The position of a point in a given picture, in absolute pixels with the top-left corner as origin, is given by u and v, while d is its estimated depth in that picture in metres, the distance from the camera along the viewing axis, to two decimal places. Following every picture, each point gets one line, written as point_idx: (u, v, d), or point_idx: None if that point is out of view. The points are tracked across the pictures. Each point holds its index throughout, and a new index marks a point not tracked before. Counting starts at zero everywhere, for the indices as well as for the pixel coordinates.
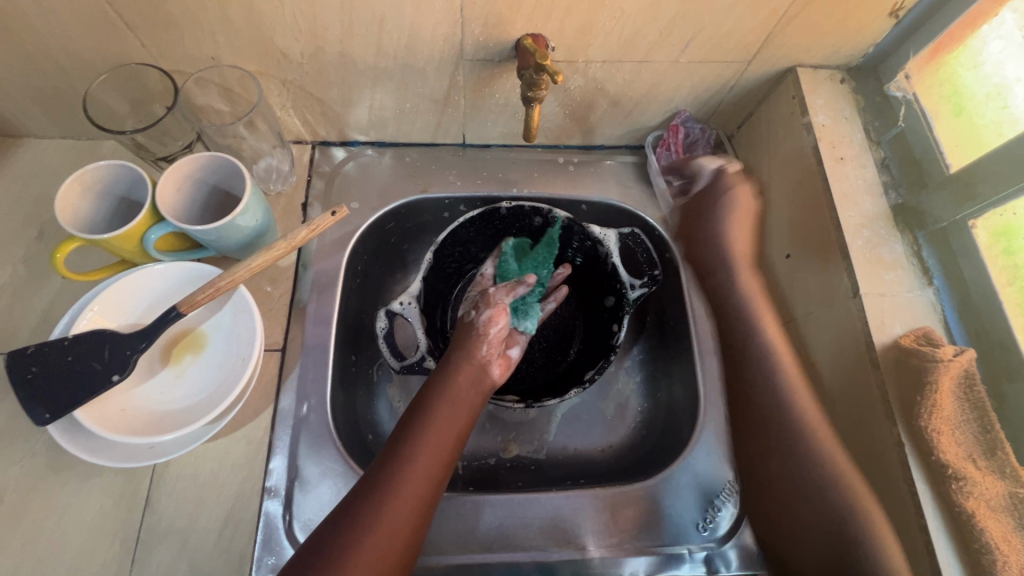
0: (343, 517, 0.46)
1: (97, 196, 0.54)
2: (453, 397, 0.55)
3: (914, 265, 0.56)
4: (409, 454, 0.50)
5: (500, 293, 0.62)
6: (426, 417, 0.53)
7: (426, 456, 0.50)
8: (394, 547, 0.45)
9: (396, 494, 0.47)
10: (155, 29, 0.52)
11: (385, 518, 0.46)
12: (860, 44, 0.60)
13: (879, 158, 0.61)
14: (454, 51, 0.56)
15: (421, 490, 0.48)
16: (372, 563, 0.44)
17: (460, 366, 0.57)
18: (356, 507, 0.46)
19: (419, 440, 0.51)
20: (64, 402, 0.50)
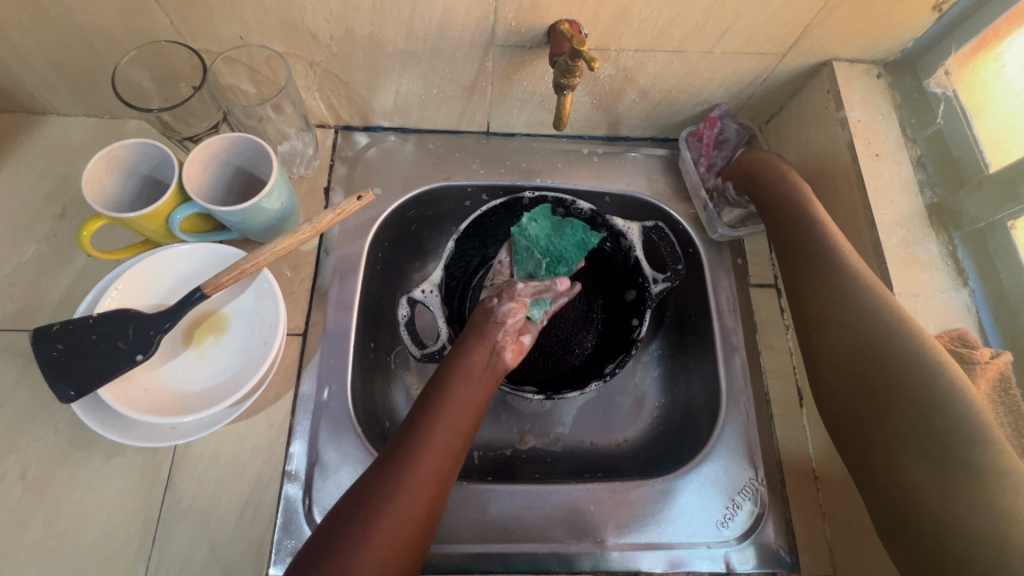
0: (364, 490, 0.46)
1: (123, 174, 0.54)
2: (467, 378, 0.54)
3: (949, 266, 0.55)
4: (425, 433, 0.49)
5: (525, 291, 0.60)
6: (439, 396, 0.52)
7: (441, 434, 0.50)
8: (412, 527, 0.45)
9: (413, 473, 0.47)
10: (184, 6, 0.51)
11: (404, 497, 0.46)
12: (900, 38, 0.59)
13: (916, 156, 0.59)
14: (485, 35, 0.55)
15: (438, 469, 0.48)
16: (396, 531, 0.44)
17: (476, 347, 0.56)
18: (375, 486, 0.46)
19: (434, 419, 0.51)
20: (89, 381, 0.50)
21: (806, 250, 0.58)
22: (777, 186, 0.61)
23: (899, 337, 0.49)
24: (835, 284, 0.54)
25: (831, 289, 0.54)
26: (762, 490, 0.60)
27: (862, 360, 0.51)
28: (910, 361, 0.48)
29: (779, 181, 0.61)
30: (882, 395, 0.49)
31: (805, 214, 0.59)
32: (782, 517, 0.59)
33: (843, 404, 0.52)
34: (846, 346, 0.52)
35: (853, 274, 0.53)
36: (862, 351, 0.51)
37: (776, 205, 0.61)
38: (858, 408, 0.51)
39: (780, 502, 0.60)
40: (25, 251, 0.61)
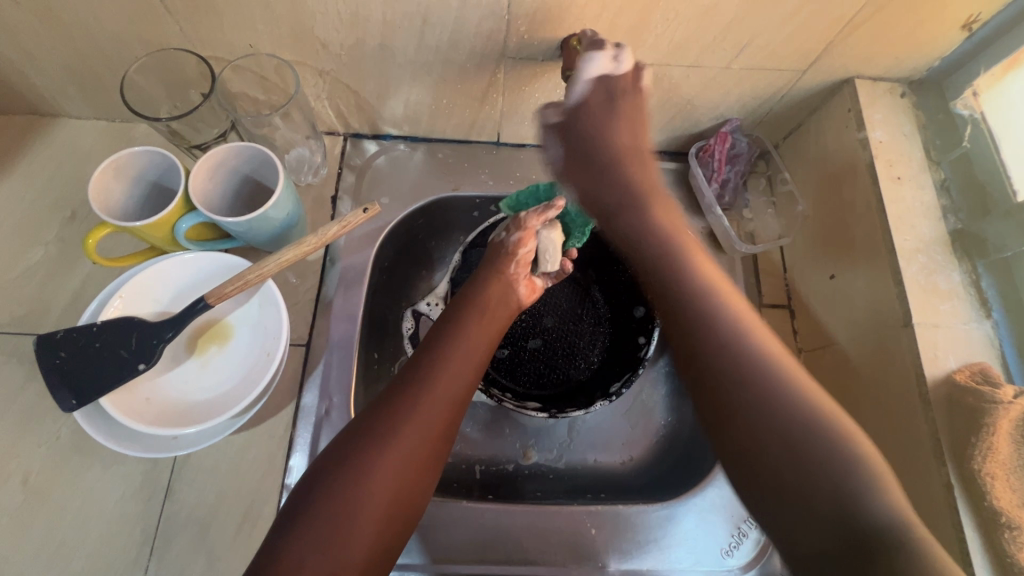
0: (391, 394, 0.47)
1: (131, 181, 0.54)
2: (485, 308, 0.55)
3: (972, 296, 0.53)
4: (443, 357, 0.49)
5: (531, 219, 0.59)
6: (459, 323, 0.53)
7: (458, 358, 0.50)
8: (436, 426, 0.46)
9: (435, 383, 0.47)
10: (195, 14, 0.50)
11: (421, 415, 0.45)
12: (926, 57, 0.57)
13: (939, 180, 0.58)
14: (496, 47, 0.54)
15: (461, 381, 0.49)
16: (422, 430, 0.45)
17: (490, 279, 0.57)
18: (402, 390, 0.47)
19: (451, 344, 0.51)
20: (90, 390, 0.50)
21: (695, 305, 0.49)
22: (648, 229, 0.55)
23: (779, 402, 0.43)
24: (732, 365, 0.46)
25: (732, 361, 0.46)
26: None
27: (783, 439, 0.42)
28: (829, 449, 0.41)
29: (646, 222, 0.56)
30: (813, 498, 0.40)
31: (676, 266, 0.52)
32: None
33: (772, 495, 0.42)
34: (747, 425, 0.44)
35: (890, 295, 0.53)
36: (788, 425, 0.42)
37: (648, 241, 0.55)
38: (800, 514, 0.41)
39: None
40: (33, 255, 0.61)
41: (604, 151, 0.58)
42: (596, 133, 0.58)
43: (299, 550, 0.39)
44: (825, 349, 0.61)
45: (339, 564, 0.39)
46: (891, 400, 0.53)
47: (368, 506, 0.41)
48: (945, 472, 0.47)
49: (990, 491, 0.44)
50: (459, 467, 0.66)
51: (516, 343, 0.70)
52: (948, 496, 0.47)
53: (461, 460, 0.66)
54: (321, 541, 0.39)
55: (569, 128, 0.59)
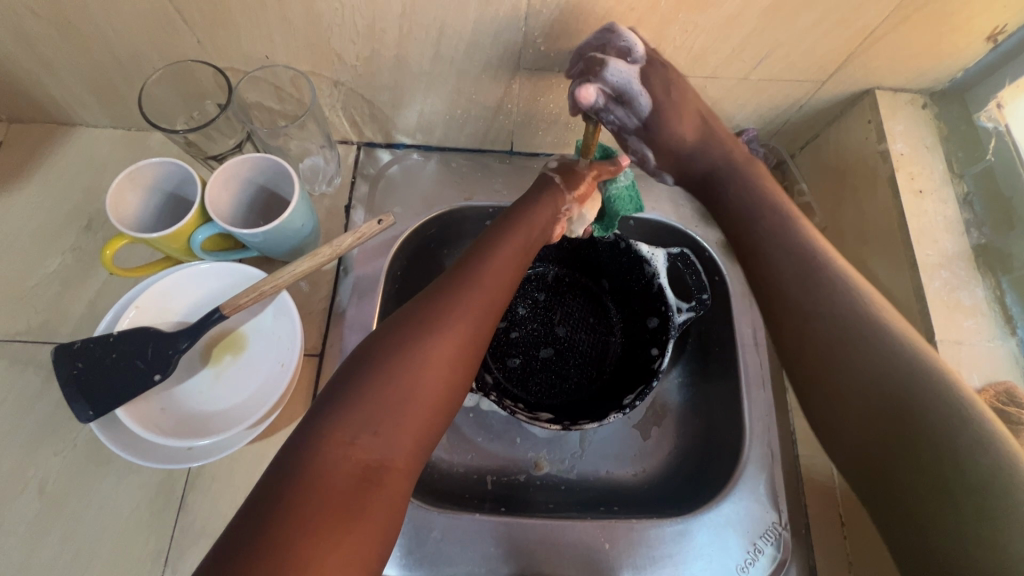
0: (447, 280, 0.47)
1: (148, 193, 0.54)
2: (535, 220, 0.55)
3: (996, 312, 0.52)
4: (490, 261, 0.49)
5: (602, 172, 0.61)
6: (507, 230, 0.53)
7: (505, 262, 0.50)
8: (493, 309, 0.47)
9: (488, 271, 0.48)
10: (212, 26, 0.51)
11: (472, 311, 0.45)
12: (949, 68, 0.56)
13: (962, 194, 0.57)
14: (512, 58, 0.54)
15: (510, 273, 0.50)
16: (481, 310, 0.46)
17: (546, 202, 0.56)
18: (458, 277, 0.47)
19: (498, 250, 0.50)
20: (107, 401, 0.50)
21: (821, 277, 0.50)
22: (746, 187, 0.59)
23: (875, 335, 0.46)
24: (844, 317, 0.47)
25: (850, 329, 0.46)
26: (788, 536, 0.57)
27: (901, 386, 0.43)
28: (926, 391, 0.42)
29: (739, 185, 0.59)
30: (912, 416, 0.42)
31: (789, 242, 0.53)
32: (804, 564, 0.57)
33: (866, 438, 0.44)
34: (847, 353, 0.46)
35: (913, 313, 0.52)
36: (894, 371, 0.43)
37: (745, 197, 0.58)
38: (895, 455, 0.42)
39: (804, 547, 0.58)
40: (50, 264, 0.62)
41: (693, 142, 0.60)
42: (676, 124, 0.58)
43: (353, 427, 0.38)
44: None
45: (393, 445, 0.39)
46: None
47: (422, 389, 0.41)
48: None
49: None
50: (470, 477, 0.65)
51: (529, 352, 0.70)
52: None
53: (472, 470, 0.66)
54: (374, 421, 0.39)
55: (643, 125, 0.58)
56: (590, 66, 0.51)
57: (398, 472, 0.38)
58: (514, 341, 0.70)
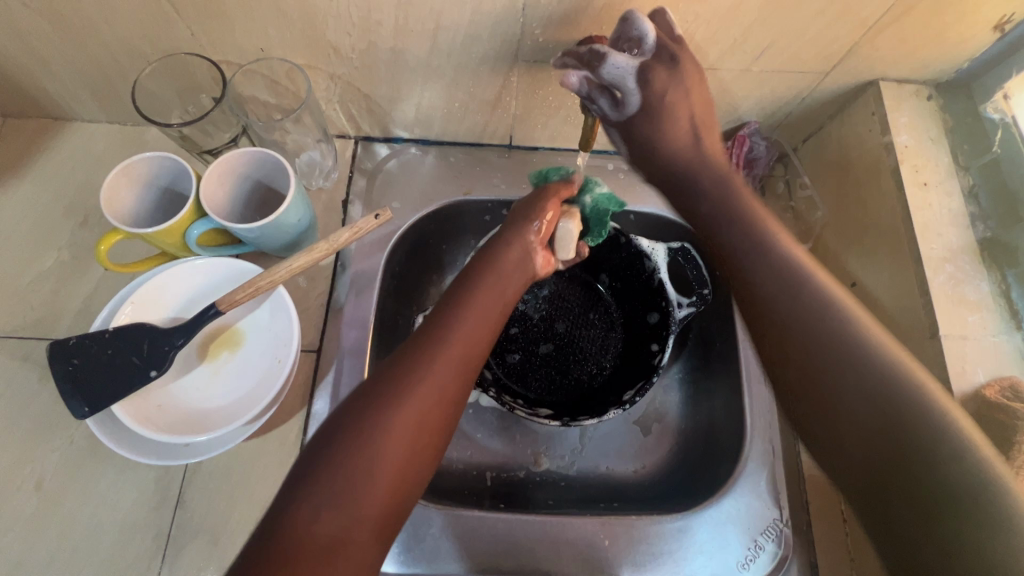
0: (419, 335, 0.45)
1: (142, 188, 0.54)
2: (507, 263, 0.52)
3: (1001, 306, 0.51)
4: (460, 314, 0.47)
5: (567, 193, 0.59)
6: (479, 278, 0.50)
7: (476, 314, 0.47)
8: (466, 364, 0.44)
9: (462, 325, 0.46)
10: (206, 18, 0.50)
11: (440, 370, 0.42)
12: (955, 58, 0.55)
13: (968, 186, 0.56)
14: (510, 50, 0.53)
15: (483, 324, 0.47)
16: (454, 366, 0.43)
17: (515, 237, 0.54)
18: (429, 331, 0.45)
19: (467, 301, 0.48)
20: (103, 397, 0.50)
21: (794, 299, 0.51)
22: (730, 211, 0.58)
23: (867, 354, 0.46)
24: (834, 344, 0.48)
25: (825, 347, 0.48)
26: (789, 531, 0.57)
27: (875, 405, 0.45)
28: (917, 411, 0.44)
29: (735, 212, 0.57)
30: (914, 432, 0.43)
31: (763, 258, 0.54)
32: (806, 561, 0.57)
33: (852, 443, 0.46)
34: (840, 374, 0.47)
35: (918, 308, 0.52)
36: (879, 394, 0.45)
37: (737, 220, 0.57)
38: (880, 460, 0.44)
39: (806, 545, 0.57)
40: (46, 260, 0.61)
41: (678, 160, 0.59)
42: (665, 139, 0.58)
43: (313, 503, 0.36)
44: None
45: (354, 518, 0.36)
46: None
47: (386, 460, 0.38)
48: None
49: None
50: (470, 474, 0.65)
51: (528, 348, 0.69)
52: None
53: (472, 467, 0.65)
54: (335, 495, 0.36)
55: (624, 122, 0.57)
56: (590, 61, 0.49)
57: (360, 548, 0.36)
58: (513, 336, 0.70)
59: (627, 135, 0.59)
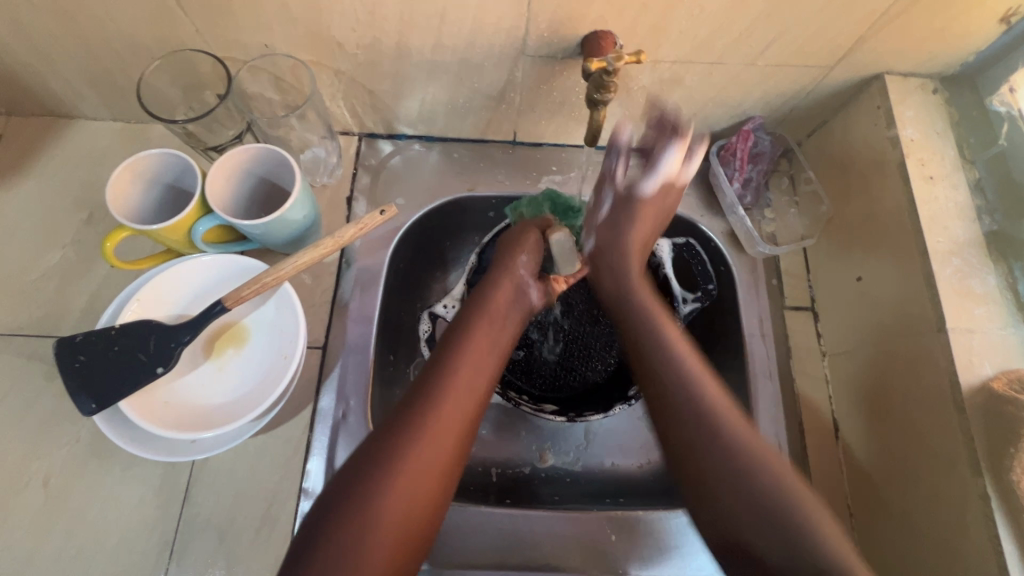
0: (414, 391, 0.47)
1: (148, 185, 0.54)
2: (494, 315, 0.55)
3: (1008, 300, 0.51)
4: (454, 367, 0.49)
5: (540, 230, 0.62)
6: (469, 330, 0.52)
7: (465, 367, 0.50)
8: (463, 418, 0.47)
9: (454, 380, 0.48)
10: (211, 14, 0.50)
11: (432, 428, 0.45)
12: (961, 51, 0.55)
13: (974, 180, 0.56)
14: (515, 45, 0.53)
15: (479, 377, 0.50)
16: (451, 423, 0.46)
17: (500, 281, 0.57)
18: (425, 388, 0.47)
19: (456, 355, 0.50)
20: (110, 394, 0.50)
21: (680, 398, 0.48)
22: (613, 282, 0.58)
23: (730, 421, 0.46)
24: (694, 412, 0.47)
25: (698, 437, 0.46)
26: None
27: (733, 474, 0.44)
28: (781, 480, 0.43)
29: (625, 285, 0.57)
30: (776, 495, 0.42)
31: (655, 344, 0.52)
32: None
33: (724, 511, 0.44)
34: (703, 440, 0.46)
35: (924, 302, 0.52)
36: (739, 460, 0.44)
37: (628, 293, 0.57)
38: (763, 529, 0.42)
39: None
40: (51, 258, 0.61)
41: (611, 239, 0.60)
42: (617, 248, 0.59)
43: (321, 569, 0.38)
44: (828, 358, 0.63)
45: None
46: (920, 404, 0.51)
47: (384, 521, 0.41)
48: (981, 483, 0.46)
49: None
50: (476, 470, 0.65)
51: (532, 345, 0.69)
52: (984, 508, 0.45)
53: (477, 463, 0.65)
54: (341, 558, 0.39)
55: (617, 207, 0.60)
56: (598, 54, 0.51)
57: None
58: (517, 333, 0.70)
59: (616, 208, 0.60)
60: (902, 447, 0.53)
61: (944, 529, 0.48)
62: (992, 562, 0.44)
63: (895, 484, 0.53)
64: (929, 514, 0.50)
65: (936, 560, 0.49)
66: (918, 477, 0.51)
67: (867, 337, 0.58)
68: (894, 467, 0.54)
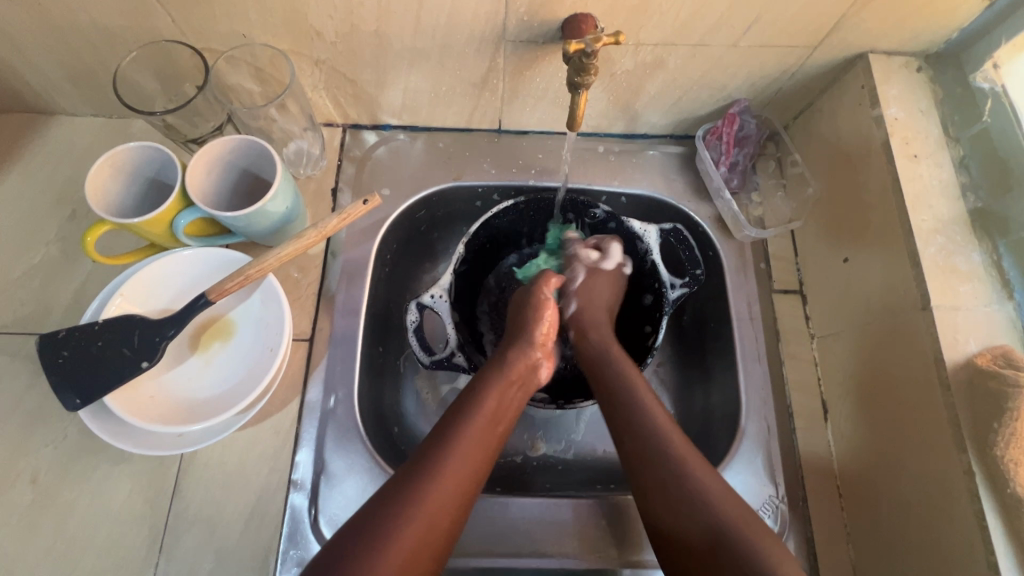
0: (408, 472, 0.45)
1: (127, 178, 0.53)
2: (499, 397, 0.52)
3: (993, 277, 0.51)
4: (452, 446, 0.47)
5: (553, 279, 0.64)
6: (467, 410, 0.50)
7: (469, 448, 0.48)
8: (454, 501, 0.44)
9: (450, 462, 0.46)
10: (187, 5, 0.49)
11: (427, 508, 0.43)
12: (944, 28, 0.54)
13: (958, 157, 0.55)
14: (496, 31, 0.53)
15: (477, 459, 0.47)
16: (440, 511, 0.43)
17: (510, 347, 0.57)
18: (417, 471, 0.45)
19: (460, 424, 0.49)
20: (93, 389, 0.49)
21: (668, 479, 0.46)
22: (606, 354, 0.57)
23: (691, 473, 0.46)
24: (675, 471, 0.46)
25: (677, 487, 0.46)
26: (785, 507, 0.56)
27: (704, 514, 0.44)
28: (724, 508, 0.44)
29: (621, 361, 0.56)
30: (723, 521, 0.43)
31: (652, 431, 0.49)
32: (802, 535, 0.56)
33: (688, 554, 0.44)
34: (680, 497, 0.45)
35: (910, 283, 0.51)
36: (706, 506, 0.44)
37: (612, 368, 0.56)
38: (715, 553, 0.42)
39: (801, 520, 0.56)
40: (34, 255, 0.61)
41: (590, 316, 0.62)
42: (593, 313, 0.62)
43: None
44: (821, 339, 0.62)
45: None
46: (906, 385, 0.51)
47: None
48: (965, 459, 0.46)
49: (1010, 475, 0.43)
50: None
51: None
52: (970, 484, 0.45)
53: None
54: None
55: (589, 280, 0.64)
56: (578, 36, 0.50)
57: None
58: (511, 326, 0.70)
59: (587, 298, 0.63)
60: (887, 426, 0.53)
61: (929, 505, 0.48)
62: (977, 537, 0.45)
63: (883, 464, 0.54)
64: (916, 493, 0.50)
65: (923, 535, 0.49)
66: (904, 455, 0.51)
67: (855, 318, 0.58)
68: (882, 448, 0.54)
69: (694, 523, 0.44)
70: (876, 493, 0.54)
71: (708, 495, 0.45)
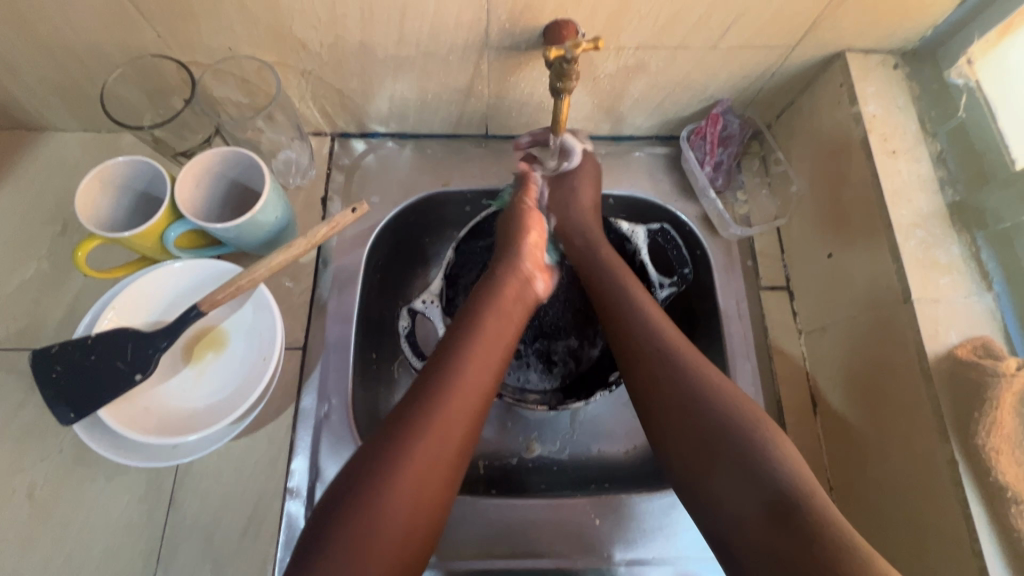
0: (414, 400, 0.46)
1: (117, 192, 0.54)
2: (497, 326, 0.53)
3: (972, 269, 0.52)
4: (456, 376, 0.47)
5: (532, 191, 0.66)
6: (468, 337, 0.50)
7: (471, 378, 0.48)
8: (462, 429, 0.45)
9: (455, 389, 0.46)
10: (173, 20, 0.50)
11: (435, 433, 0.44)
12: (918, 25, 0.55)
13: (936, 152, 0.56)
14: (479, 38, 0.53)
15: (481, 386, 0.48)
16: (447, 438, 0.44)
17: (506, 280, 0.57)
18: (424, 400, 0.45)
19: (479, 340, 0.51)
20: (87, 403, 0.50)
21: (687, 401, 0.48)
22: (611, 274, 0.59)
23: (714, 400, 0.47)
24: (694, 393, 0.48)
25: (692, 406, 0.47)
26: None
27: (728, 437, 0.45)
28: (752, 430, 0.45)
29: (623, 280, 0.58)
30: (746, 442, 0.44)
31: (668, 354, 0.50)
32: None
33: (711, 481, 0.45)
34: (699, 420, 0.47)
35: (893, 277, 0.52)
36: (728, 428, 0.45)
37: (618, 290, 0.57)
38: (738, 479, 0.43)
39: None
40: (25, 271, 0.61)
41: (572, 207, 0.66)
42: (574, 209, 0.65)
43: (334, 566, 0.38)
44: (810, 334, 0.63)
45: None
46: (892, 378, 0.52)
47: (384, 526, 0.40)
48: (948, 449, 0.46)
49: (993, 462, 0.44)
50: None
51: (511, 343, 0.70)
52: (953, 474, 0.46)
53: None
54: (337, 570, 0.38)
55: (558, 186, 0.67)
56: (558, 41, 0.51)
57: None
58: None
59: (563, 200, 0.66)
60: (875, 418, 0.54)
61: (917, 495, 0.49)
62: (962, 528, 0.45)
63: (871, 455, 0.54)
64: (904, 484, 0.50)
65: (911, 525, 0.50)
66: (891, 446, 0.52)
67: (841, 312, 0.59)
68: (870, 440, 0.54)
69: (719, 443, 0.45)
70: (864, 484, 0.55)
71: (724, 416, 0.46)
